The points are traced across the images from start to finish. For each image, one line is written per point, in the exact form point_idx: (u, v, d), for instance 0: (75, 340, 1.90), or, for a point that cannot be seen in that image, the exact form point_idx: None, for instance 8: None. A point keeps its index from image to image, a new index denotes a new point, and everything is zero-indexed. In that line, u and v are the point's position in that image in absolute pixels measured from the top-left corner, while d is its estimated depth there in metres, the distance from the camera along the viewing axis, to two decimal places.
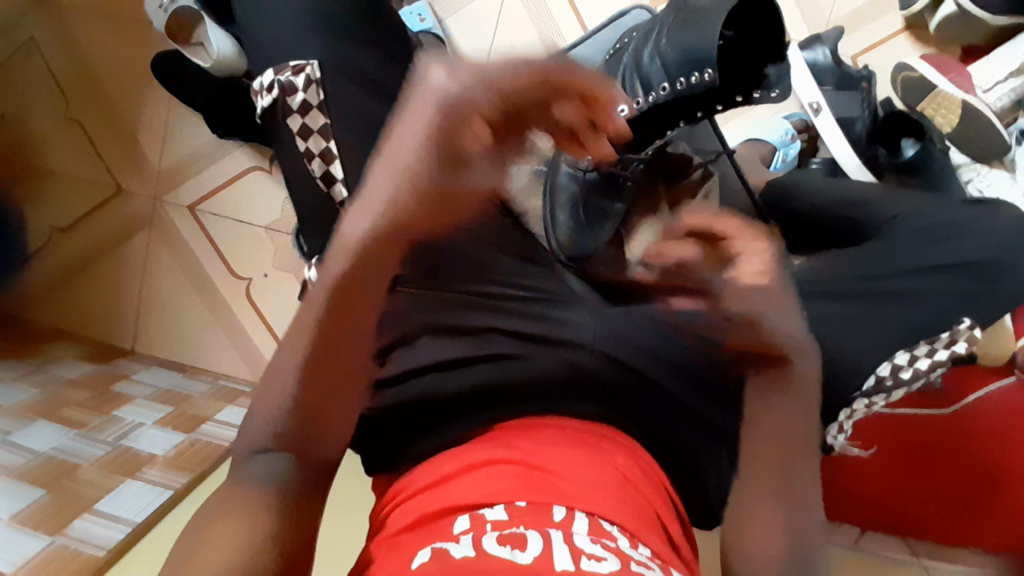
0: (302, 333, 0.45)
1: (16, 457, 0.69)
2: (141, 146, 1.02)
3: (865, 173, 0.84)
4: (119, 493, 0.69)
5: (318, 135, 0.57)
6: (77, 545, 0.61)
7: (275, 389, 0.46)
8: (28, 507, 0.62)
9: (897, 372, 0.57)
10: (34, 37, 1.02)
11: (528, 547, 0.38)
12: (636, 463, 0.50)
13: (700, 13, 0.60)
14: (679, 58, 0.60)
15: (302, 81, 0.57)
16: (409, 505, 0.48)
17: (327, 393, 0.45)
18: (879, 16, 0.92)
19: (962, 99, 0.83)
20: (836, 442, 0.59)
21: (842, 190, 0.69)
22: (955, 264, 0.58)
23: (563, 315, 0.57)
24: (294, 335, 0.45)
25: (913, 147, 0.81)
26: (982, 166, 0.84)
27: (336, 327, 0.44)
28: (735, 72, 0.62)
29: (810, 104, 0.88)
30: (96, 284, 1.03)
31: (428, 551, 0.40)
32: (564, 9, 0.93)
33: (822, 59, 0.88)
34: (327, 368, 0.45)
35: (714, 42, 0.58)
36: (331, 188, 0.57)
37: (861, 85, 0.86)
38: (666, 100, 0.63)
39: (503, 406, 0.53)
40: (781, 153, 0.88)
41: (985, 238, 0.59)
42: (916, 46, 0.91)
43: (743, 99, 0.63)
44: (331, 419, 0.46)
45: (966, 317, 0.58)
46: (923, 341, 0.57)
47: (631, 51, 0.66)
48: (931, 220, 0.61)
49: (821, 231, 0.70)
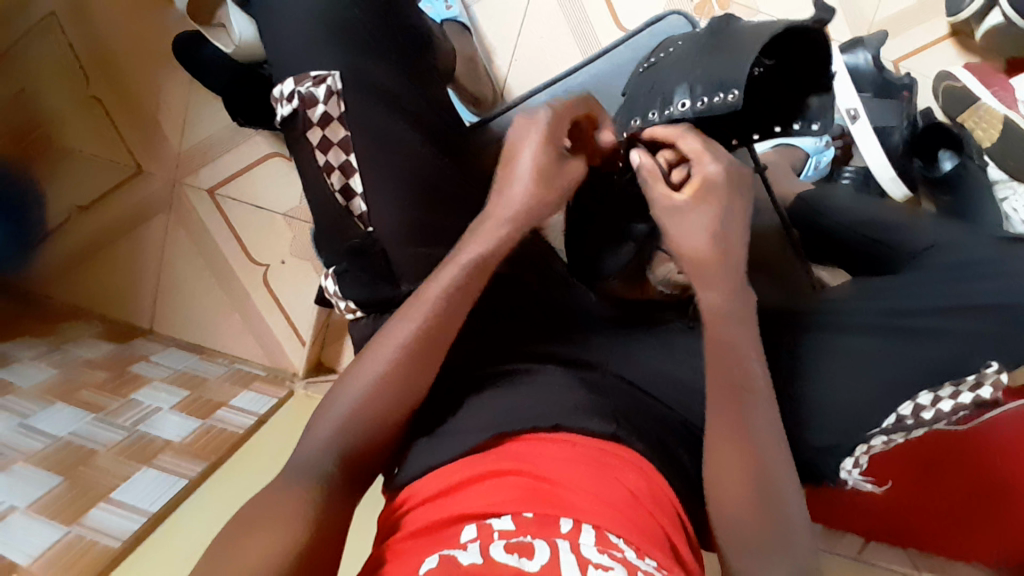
0: (421, 308, 0.52)
1: (32, 442, 0.69)
2: (159, 125, 1.01)
3: (899, 184, 0.83)
4: (133, 483, 0.69)
5: (337, 148, 0.57)
6: (92, 535, 0.62)
7: (370, 365, 0.50)
8: (46, 494, 0.64)
9: (918, 412, 0.56)
10: (55, 13, 1.01)
11: (535, 557, 0.39)
12: (648, 483, 0.49)
13: (740, 40, 0.57)
14: (706, 79, 0.56)
15: (322, 92, 0.57)
16: (414, 514, 0.48)
17: (418, 364, 0.51)
18: (922, 22, 0.89)
19: (1004, 114, 0.78)
20: (851, 476, 0.59)
21: (870, 209, 0.69)
22: (986, 305, 0.56)
23: (579, 336, 0.64)
24: (410, 310, 0.52)
25: (950, 160, 0.84)
26: (1019, 184, 0.79)
27: (459, 291, 0.52)
28: (772, 100, 0.59)
29: (846, 110, 0.83)
30: (114, 263, 1.03)
31: (435, 557, 0.41)
32: (598, 7, 0.91)
33: (863, 64, 0.84)
34: (434, 339, 0.51)
35: (745, 66, 0.54)
36: (350, 203, 0.58)
37: (901, 95, 0.83)
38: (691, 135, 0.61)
39: (513, 421, 0.52)
40: (813, 161, 0.86)
41: (1005, 278, 0.56)
42: (960, 55, 0.88)
43: (783, 129, 0.60)
44: (400, 406, 0.50)
45: (993, 361, 0.55)
46: (946, 383, 0.56)
47: (663, 68, 0.64)
48: (963, 255, 0.59)
49: (847, 250, 0.70)
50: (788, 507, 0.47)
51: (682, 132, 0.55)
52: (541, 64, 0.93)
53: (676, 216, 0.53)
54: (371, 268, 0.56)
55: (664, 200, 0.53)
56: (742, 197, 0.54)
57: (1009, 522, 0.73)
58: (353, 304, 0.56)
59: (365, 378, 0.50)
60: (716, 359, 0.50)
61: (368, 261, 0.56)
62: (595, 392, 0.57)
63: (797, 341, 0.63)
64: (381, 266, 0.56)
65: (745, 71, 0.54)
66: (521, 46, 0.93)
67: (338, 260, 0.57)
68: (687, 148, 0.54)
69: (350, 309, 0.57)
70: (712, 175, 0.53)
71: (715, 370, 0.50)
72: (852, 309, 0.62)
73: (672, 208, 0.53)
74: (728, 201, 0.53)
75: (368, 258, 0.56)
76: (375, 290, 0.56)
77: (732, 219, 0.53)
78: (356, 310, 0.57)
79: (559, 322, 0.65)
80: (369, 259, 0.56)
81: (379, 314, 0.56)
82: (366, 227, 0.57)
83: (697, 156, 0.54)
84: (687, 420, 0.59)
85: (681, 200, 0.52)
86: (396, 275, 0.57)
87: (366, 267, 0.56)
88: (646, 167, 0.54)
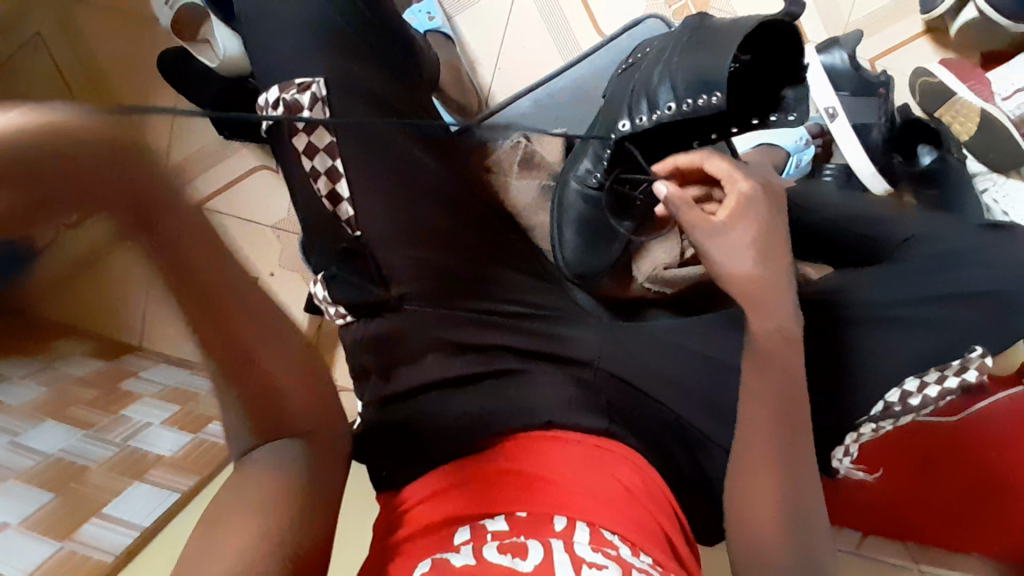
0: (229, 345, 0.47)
1: (22, 463, 0.64)
2: None
3: (879, 180, 0.84)
4: (128, 497, 0.72)
5: (324, 153, 0.57)
6: (85, 551, 0.67)
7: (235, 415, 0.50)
8: (39, 510, 0.62)
9: (904, 398, 0.59)
10: None
11: (529, 556, 0.40)
12: (640, 475, 0.50)
13: (716, 37, 0.58)
14: (687, 80, 0.59)
15: (307, 98, 0.57)
16: (412, 517, 0.49)
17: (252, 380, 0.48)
18: (898, 19, 0.91)
19: (981, 108, 0.81)
20: (842, 465, 0.61)
21: (856, 206, 0.72)
22: (972, 293, 0.59)
23: (558, 332, 0.62)
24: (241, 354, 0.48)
25: (930, 155, 0.84)
26: (999, 175, 0.83)
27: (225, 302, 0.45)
28: (748, 95, 0.61)
29: (825, 109, 0.85)
30: None
31: (429, 560, 0.42)
32: (579, 14, 0.92)
33: (840, 64, 0.84)
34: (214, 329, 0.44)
35: (725, 64, 0.56)
36: (338, 207, 0.59)
37: (879, 91, 0.83)
38: (681, 125, 0.63)
39: (506, 419, 0.53)
40: (794, 160, 0.86)
41: (997, 267, 0.60)
42: (936, 51, 0.90)
43: (760, 122, 0.61)
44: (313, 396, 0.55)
45: (977, 346, 0.58)
46: (933, 367, 0.58)
47: (641, 70, 0.66)
48: (948, 247, 0.62)
49: (832, 244, 0.71)
50: None
51: (706, 154, 0.57)
52: (525, 71, 0.94)
53: (718, 238, 0.52)
54: (361, 270, 0.59)
55: (701, 223, 0.53)
56: (773, 205, 0.55)
57: (1006, 517, 0.72)
58: (343, 308, 0.59)
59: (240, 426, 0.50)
60: None
61: (358, 263, 0.59)
62: (587, 388, 0.57)
63: (832, 336, 0.60)
64: (370, 269, 0.59)
65: (726, 69, 0.56)
66: (505, 55, 0.94)
67: (327, 265, 0.60)
68: (714, 170, 0.56)
69: (342, 314, 0.60)
70: (747, 193, 0.54)
71: None
72: (854, 300, 0.61)
73: (712, 230, 0.53)
74: (758, 210, 0.54)
75: (358, 260, 0.59)
76: (364, 293, 0.59)
77: (772, 229, 0.54)
78: (347, 315, 0.60)
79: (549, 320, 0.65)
80: (359, 262, 0.59)
81: (373, 316, 0.59)
82: (354, 232, 0.59)
83: (728, 175, 0.55)
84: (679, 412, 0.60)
85: (720, 220, 0.53)
86: (386, 279, 0.59)
87: (353, 270, 0.59)
88: (676, 198, 0.53)
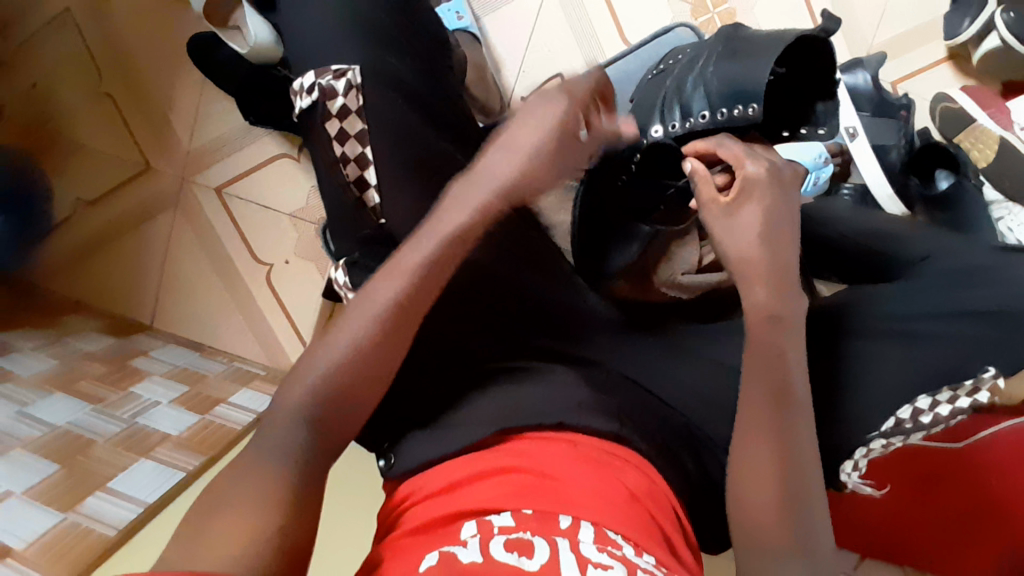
0: (397, 275, 0.52)
1: (31, 430, 0.69)
2: (170, 126, 1.03)
3: (895, 203, 0.84)
4: (132, 472, 0.69)
5: (354, 140, 0.60)
6: (88, 522, 0.61)
7: (312, 369, 0.49)
8: (42, 481, 0.63)
9: (916, 416, 0.58)
10: (69, 9, 1.04)
11: (534, 555, 0.40)
12: (647, 483, 0.49)
13: (750, 48, 0.59)
14: (722, 89, 0.59)
15: (342, 85, 0.59)
16: (416, 509, 0.48)
17: (378, 351, 0.50)
18: (920, 44, 0.92)
19: (1001, 135, 0.82)
20: (851, 479, 0.60)
21: (867, 224, 0.73)
22: (973, 310, 0.59)
23: (577, 336, 0.63)
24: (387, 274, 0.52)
25: (947, 180, 0.83)
26: (1014, 205, 0.82)
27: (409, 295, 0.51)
28: (783, 105, 0.62)
29: (846, 129, 0.86)
30: (116, 259, 1.04)
31: (435, 554, 0.41)
32: (605, 20, 0.93)
33: (862, 85, 0.86)
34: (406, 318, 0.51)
35: (762, 77, 0.57)
36: (364, 194, 0.60)
37: (900, 113, 0.84)
38: None
39: (519, 418, 0.52)
40: (812, 177, 0.85)
41: (1010, 283, 0.59)
42: (956, 78, 0.91)
43: (790, 134, 0.62)
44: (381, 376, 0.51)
45: (990, 366, 0.57)
46: (945, 387, 0.58)
47: (674, 76, 0.67)
48: (960, 264, 0.62)
49: (844, 261, 0.73)
50: (806, 512, 0.47)
51: (720, 139, 0.57)
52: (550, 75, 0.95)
53: (722, 221, 0.53)
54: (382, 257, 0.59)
55: (714, 206, 0.54)
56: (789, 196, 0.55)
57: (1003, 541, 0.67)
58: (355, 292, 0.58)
59: (308, 381, 0.49)
60: (764, 365, 0.50)
61: (379, 252, 0.60)
62: (596, 388, 0.57)
63: (841, 352, 0.62)
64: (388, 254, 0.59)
65: (762, 82, 0.57)
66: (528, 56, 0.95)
67: (350, 250, 0.61)
68: (725, 154, 0.56)
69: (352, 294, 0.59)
70: (753, 175, 0.54)
71: (757, 371, 0.50)
72: (863, 313, 0.63)
73: (720, 212, 0.53)
74: (773, 198, 0.53)
75: (382, 248, 0.59)
76: None
77: (780, 216, 0.54)
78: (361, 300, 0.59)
79: (554, 318, 0.64)
80: (381, 249, 0.59)
81: None
82: (378, 219, 0.59)
83: (738, 159, 0.55)
84: (690, 419, 0.60)
85: (725, 203, 0.53)
86: None
87: (374, 258, 0.60)
88: (698, 172, 0.54)
